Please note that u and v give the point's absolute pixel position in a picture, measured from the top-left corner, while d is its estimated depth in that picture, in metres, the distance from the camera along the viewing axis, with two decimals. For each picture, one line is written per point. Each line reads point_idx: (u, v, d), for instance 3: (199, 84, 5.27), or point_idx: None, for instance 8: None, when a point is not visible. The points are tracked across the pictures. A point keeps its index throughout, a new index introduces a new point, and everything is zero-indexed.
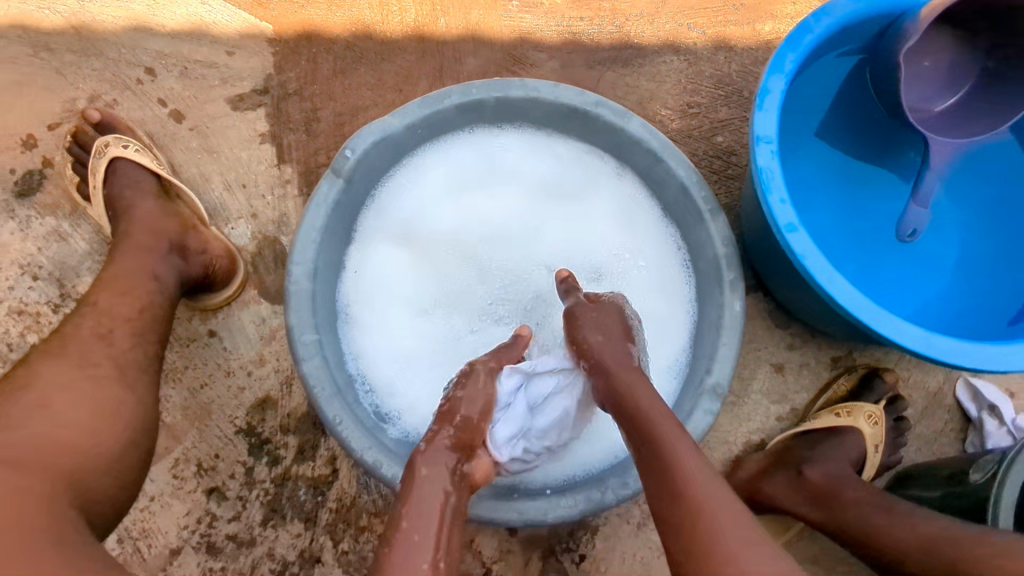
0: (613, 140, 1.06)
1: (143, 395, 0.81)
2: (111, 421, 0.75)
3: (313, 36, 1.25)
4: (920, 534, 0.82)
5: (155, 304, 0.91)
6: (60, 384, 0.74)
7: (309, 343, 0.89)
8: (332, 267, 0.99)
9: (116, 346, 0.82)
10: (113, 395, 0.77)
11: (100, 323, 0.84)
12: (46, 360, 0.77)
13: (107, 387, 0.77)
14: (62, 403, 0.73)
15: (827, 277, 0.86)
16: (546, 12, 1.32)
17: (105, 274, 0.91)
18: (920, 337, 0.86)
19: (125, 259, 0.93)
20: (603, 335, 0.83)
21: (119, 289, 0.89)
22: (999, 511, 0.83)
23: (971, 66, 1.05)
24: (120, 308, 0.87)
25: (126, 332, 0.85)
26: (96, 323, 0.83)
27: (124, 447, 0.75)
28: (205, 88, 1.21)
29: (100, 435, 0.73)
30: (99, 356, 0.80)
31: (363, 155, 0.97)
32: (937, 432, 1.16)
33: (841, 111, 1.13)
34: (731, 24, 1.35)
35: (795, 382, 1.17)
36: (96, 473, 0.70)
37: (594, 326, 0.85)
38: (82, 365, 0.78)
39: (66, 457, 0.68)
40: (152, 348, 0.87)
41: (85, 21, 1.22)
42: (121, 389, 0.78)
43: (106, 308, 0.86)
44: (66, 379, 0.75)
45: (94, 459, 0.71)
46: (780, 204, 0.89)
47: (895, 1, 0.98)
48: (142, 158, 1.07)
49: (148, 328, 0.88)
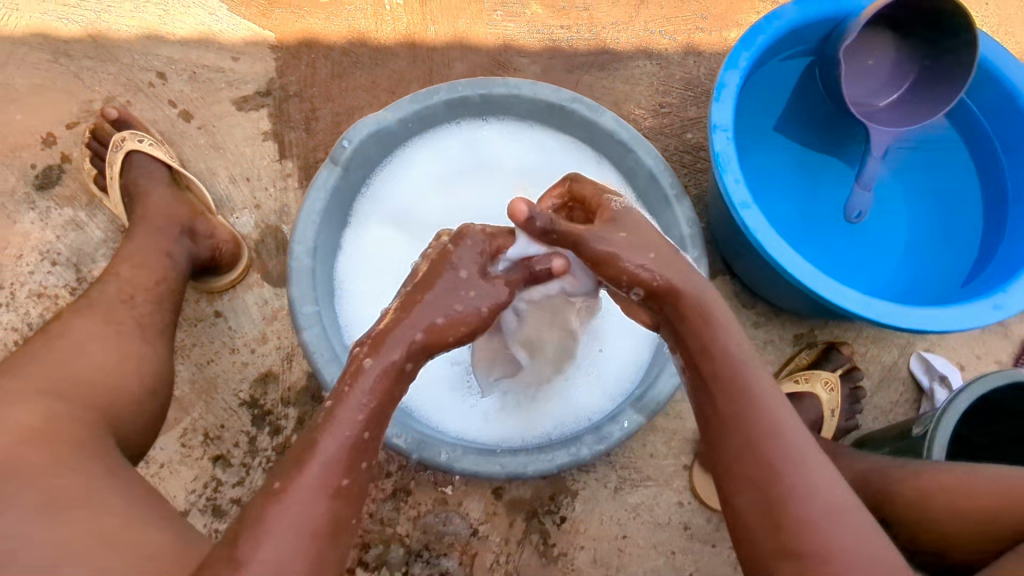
0: (588, 132, 1.16)
1: (163, 351, 0.92)
2: (136, 371, 0.85)
3: (312, 43, 1.36)
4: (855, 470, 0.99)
5: (170, 277, 1.01)
6: (94, 336, 0.85)
7: (309, 313, 0.98)
8: (330, 248, 1.08)
9: (137, 309, 0.93)
10: (137, 349, 0.88)
11: (123, 290, 0.94)
12: (76, 318, 0.88)
13: (132, 341, 0.89)
14: (93, 355, 0.83)
15: (776, 248, 0.96)
16: (528, 21, 1.43)
17: (124, 251, 1.01)
18: (861, 301, 0.95)
19: (141, 239, 1.04)
20: (652, 255, 0.75)
21: (136, 263, 0.99)
22: (932, 448, 0.93)
23: (909, 65, 1.16)
24: (139, 278, 0.97)
25: (146, 299, 0.96)
26: (119, 289, 0.94)
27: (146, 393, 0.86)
28: (212, 90, 1.31)
29: (127, 381, 0.83)
30: (123, 317, 0.91)
31: (359, 146, 1.07)
32: (893, 403, 1.25)
33: (797, 107, 1.24)
34: (700, 31, 1.47)
35: (760, 356, 1.26)
36: (122, 414, 0.81)
37: (636, 248, 0.75)
38: (109, 322, 0.89)
39: (97, 395, 0.79)
40: (168, 315, 0.98)
41: (102, 31, 1.32)
42: (143, 344, 0.89)
43: (128, 278, 0.97)
44: (95, 335, 0.86)
45: (122, 400, 0.81)
46: (735, 183, 0.99)
47: (835, 6, 1.10)
48: (156, 152, 1.16)
49: (164, 297, 0.99)
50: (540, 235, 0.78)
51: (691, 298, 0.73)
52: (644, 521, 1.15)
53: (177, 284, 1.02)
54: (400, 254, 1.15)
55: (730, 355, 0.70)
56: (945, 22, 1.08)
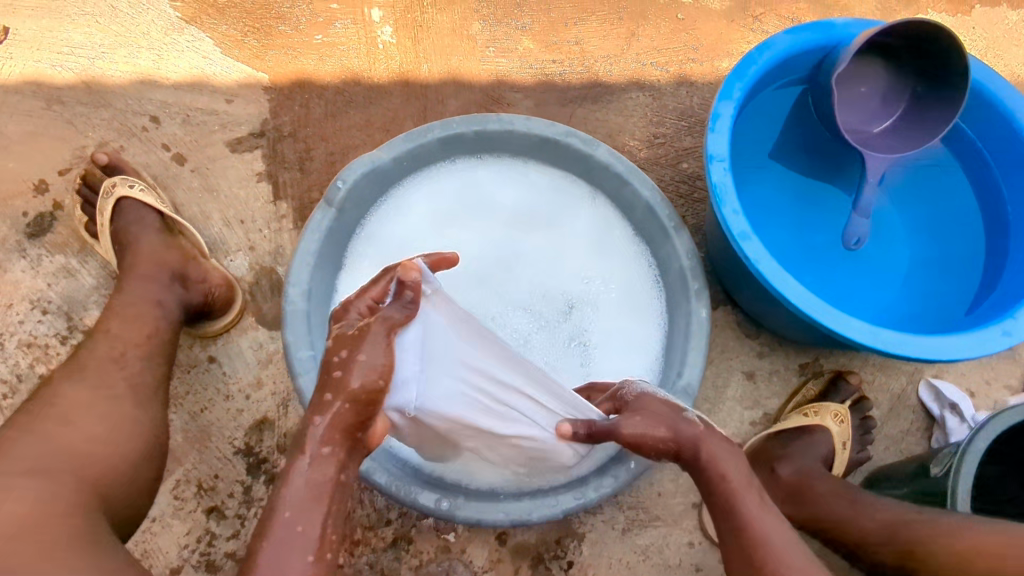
0: (583, 166, 1.16)
1: (155, 411, 0.90)
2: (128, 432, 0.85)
3: (306, 83, 1.36)
4: (881, 519, 0.96)
5: (161, 330, 1.00)
6: (83, 403, 0.84)
7: (304, 359, 0.96)
8: (325, 290, 1.06)
9: (128, 368, 0.92)
10: (130, 411, 0.87)
11: (114, 348, 0.93)
12: (66, 381, 0.87)
13: (124, 405, 0.87)
14: (79, 424, 0.82)
15: (780, 280, 0.94)
16: (521, 56, 1.44)
17: (115, 304, 1.01)
18: (867, 331, 0.93)
19: (132, 292, 1.03)
20: (665, 428, 0.81)
21: (128, 317, 0.99)
22: (956, 500, 0.91)
23: (902, 91, 1.15)
24: (130, 334, 0.96)
25: (137, 355, 0.95)
26: (110, 347, 0.93)
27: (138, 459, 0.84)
28: (206, 133, 1.31)
29: (119, 444, 0.83)
30: (115, 376, 0.90)
31: (353, 186, 1.06)
32: (904, 432, 1.23)
33: (790, 135, 1.23)
34: (691, 63, 1.49)
35: (766, 388, 1.24)
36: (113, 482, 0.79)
37: (651, 423, 0.82)
38: (99, 386, 0.88)
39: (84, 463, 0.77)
40: (160, 371, 0.96)
41: (96, 77, 1.32)
42: (135, 408, 0.88)
43: (118, 336, 0.95)
44: (87, 397, 0.85)
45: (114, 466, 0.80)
46: (734, 214, 0.97)
47: (825, 35, 1.11)
48: (147, 197, 1.15)
49: (157, 349, 0.98)
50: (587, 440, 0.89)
51: (695, 447, 0.80)
52: (654, 563, 1.11)
53: (170, 334, 1.01)
54: None
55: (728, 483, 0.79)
56: (936, 49, 1.08)
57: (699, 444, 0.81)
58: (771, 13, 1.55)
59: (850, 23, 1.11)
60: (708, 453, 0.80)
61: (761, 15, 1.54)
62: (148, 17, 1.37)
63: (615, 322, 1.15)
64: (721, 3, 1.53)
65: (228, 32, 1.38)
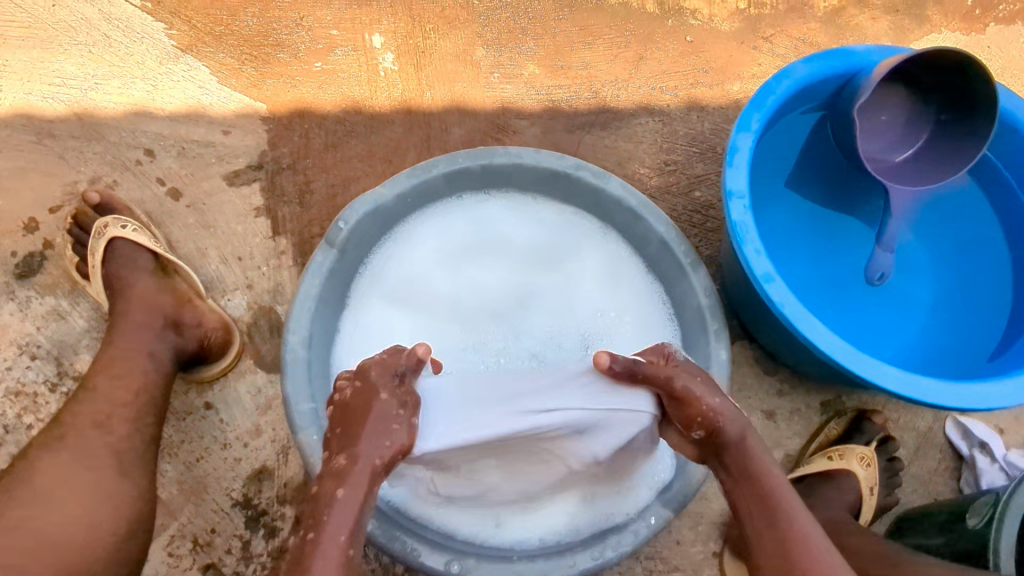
0: (593, 199, 1.11)
1: (141, 482, 0.88)
2: (109, 512, 0.83)
3: (305, 113, 1.32)
4: None
5: (150, 385, 0.96)
6: (62, 478, 0.82)
7: (305, 412, 0.91)
8: (326, 334, 1.01)
9: (114, 434, 0.89)
10: (112, 487, 0.84)
11: (99, 410, 0.90)
12: (45, 454, 0.84)
13: (108, 478, 0.85)
14: (59, 507, 0.80)
15: (806, 324, 0.90)
16: (526, 82, 1.40)
17: (103, 359, 0.97)
18: (899, 379, 0.88)
19: (121, 346, 0.99)
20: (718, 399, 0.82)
21: (115, 372, 0.95)
22: (1000, 559, 0.85)
23: (925, 121, 1.10)
24: (117, 392, 0.92)
25: (123, 417, 0.91)
26: (95, 410, 0.90)
27: (120, 539, 0.83)
28: (202, 166, 1.27)
29: (94, 523, 0.81)
30: (97, 446, 0.87)
31: (356, 226, 1.01)
32: (931, 473, 1.17)
33: (807, 164, 1.19)
34: (701, 86, 1.44)
35: (787, 428, 1.19)
36: None
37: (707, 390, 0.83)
38: (80, 458, 0.85)
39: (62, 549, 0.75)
40: (148, 432, 0.93)
41: (89, 108, 1.28)
42: (119, 481, 0.86)
43: (104, 395, 0.91)
44: (67, 475, 0.82)
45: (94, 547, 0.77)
46: (756, 255, 0.92)
47: (845, 62, 1.06)
48: (140, 237, 1.11)
49: (148, 409, 0.94)
50: (627, 377, 0.86)
51: (741, 438, 0.82)
52: None
53: (161, 391, 0.98)
54: (403, 336, 1.09)
55: (766, 477, 0.80)
56: (961, 78, 1.03)
57: (739, 437, 0.81)
58: (782, 33, 1.51)
59: (872, 49, 1.06)
60: (749, 448, 0.81)
61: (772, 36, 1.51)
62: (143, 46, 1.33)
63: None
64: (730, 24, 1.49)
65: (225, 61, 1.34)
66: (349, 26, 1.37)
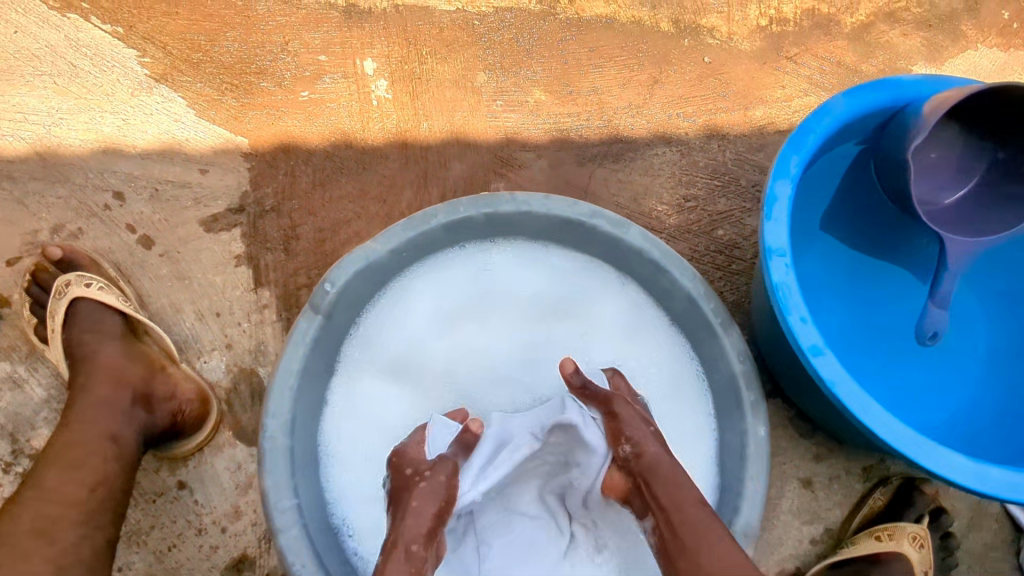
0: (610, 248, 0.99)
1: None
2: None
3: (290, 148, 1.20)
4: None
5: (109, 476, 0.87)
6: None
7: (286, 510, 0.81)
8: (311, 409, 0.91)
9: (57, 544, 0.79)
10: None
11: (43, 516, 0.80)
12: None
13: None
14: None
15: (861, 406, 0.79)
16: (531, 111, 1.27)
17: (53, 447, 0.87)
18: (971, 471, 0.79)
19: (77, 431, 0.88)
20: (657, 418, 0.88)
21: (69, 462, 0.85)
22: None
23: (978, 158, 0.99)
24: (68, 489, 0.83)
25: (73, 522, 0.82)
26: (38, 516, 0.80)
27: None
28: (177, 210, 1.15)
29: None
30: (35, 559, 0.77)
31: (344, 287, 0.89)
32: (987, 546, 1.06)
33: (845, 204, 1.07)
34: (722, 112, 1.31)
35: (826, 499, 1.08)
36: None
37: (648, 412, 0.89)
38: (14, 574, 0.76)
39: None
40: (101, 537, 0.84)
41: (52, 146, 1.17)
42: None
43: (50, 495, 0.82)
44: None
45: None
46: (803, 324, 0.81)
47: (894, 96, 0.94)
48: (106, 296, 1.02)
49: (103, 506, 0.85)
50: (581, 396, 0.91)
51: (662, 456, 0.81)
52: None
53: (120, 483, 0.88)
54: (399, 403, 0.99)
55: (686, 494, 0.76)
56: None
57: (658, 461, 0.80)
58: (806, 52, 1.36)
59: (922, 79, 0.94)
60: (675, 477, 0.78)
61: (796, 55, 1.35)
62: (113, 75, 1.21)
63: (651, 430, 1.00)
64: (751, 43, 1.34)
65: (203, 91, 1.21)
66: (338, 51, 1.24)
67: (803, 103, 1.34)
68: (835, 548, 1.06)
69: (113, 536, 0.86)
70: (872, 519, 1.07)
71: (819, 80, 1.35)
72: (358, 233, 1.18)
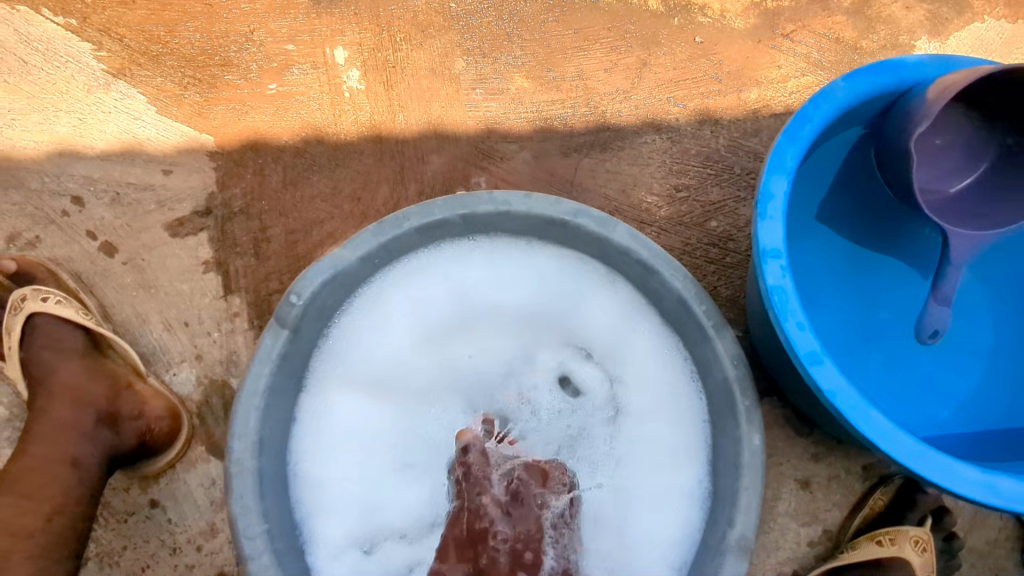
0: (596, 247, 0.92)
1: None
2: None
3: (258, 145, 1.13)
4: None
5: (69, 502, 0.84)
6: None
7: (257, 537, 0.76)
8: (281, 428, 0.86)
9: None
10: None
11: None
12: None
13: None
14: None
15: (862, 416, 0.74)
16: (513, 99, 1.20)
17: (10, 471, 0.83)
18: (981, 483, 0.73)
19: (35, 451, 0.85)
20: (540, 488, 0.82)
21: (24, 489, 0.81)
22: None
23: (984, 145, 0.93)
24: (24, 517, 0.80)
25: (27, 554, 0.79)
26: None
27: None
28: (140, 214, 1.09)
29: None
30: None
31: (311, 299, 0.84)
32: (992, 544, 1.03)
33: (844, 194, 1.01)
34: (714, 95, 1.23)
35: (825, 499, 1.04)
36: None
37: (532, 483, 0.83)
38: None
39: None
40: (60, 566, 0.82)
41: (5, 148, 1.11)
42: None
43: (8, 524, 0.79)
44: None
45: None
46: (800, 329, 0.76)
47: (898, 78, 0.87)
48: (64, 310, 0.97)
49: (63, 536, 0.83)
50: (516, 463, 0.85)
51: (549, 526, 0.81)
52: None
53: (82, 508, 0.86)
54: (371, 416, 0.93)
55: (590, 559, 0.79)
56: None
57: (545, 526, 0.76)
58: (803, 28, 1.27)
59: (926, 60, 0.87)
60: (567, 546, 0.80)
61: (792, 32, 1.26)
62: (67, 72, 1.13)
63: (635, 437, 0.94)
64: (745, 21, 1.26)
65: (164, 86, 1.14)
66: (307, 40, 1.17)
67: (800, 84, 1.25)
68: (834, 551, 1.02)
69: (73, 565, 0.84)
70: (872, 518, 1.03)
71: (816, 58, 1.26)
72: (333, 234, 1.12)
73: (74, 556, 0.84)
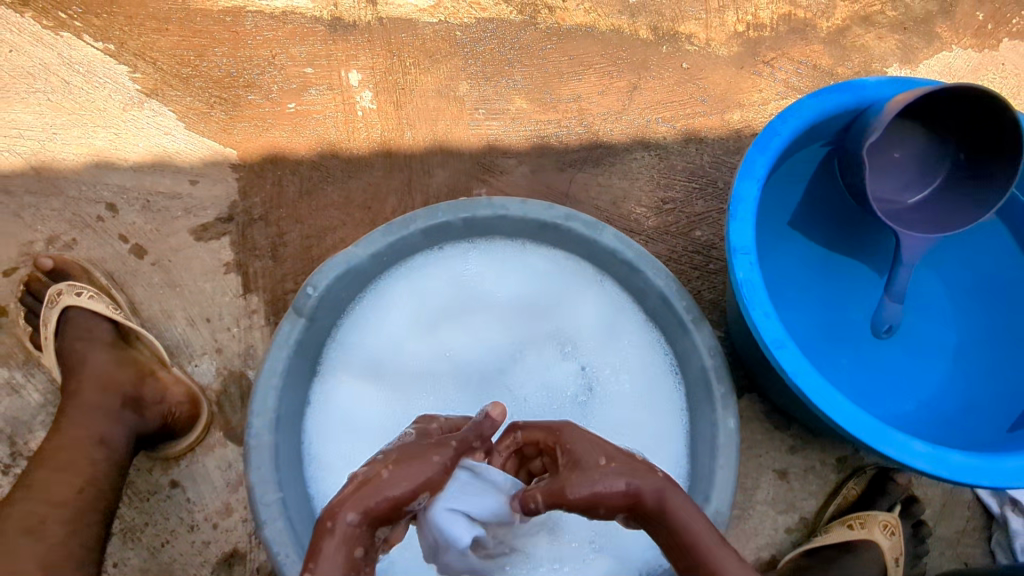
0: (585, 249, 1.01)
1: None
2: None
3: (278, 158, 1.23)
4: None
5: (98, 478, 0.93)
6: None
7: (271, 503, 0.85)
8: (293, 409, 0.94)
9: (47, 539, 0.86)
10: None
11: (34, 512, 0.87)
12: None
13: None
14: None
15: (822, 393, 0.81)
16: (512, 118, 1.29)
17: (49, 446, 0.93)
18: (931, 458, 0.81)
19: (69, 432, 0.95)
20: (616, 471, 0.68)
21: (60, 464, 0.91)
22: None
23: (941, 157, 1.02)
24: (59, 488, 0.89)
25: (60, 519, 0.88)
26: (32, 510, 0.87)
27: None
28: (168, 220, 1.19)
29: None
30: (25, 553, 0.84)
31: (325, 291, 0.93)
32: (959, 533, 1.09)
33: (813, 205, 1.10)
34: (699, 116, 1.32)
35: (801, 488, 1.10)
36: None
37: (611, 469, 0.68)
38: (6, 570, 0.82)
39: None
40: (90, 532, 0.90)
41: (46, 159, 1.21)
42: None
43: (44, 495, 0.88)
44: None
45: None
46: (767, 319, 0.84)
47: (856, 95, 0.97)
48: (96, 305, 1.06)
49: (92, 506, 0.92)
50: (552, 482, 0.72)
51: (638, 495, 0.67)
52: None
53: (110, 480, 0.95)
54: (376, 401, 1.01)
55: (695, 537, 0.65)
56: (987, 118, 0.94)
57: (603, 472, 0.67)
58: (783, 56, 1.35)
59: (883, 81, 0.97)
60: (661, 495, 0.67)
61: (773, 59, 1.34)
62: (106, 91, 1.24)
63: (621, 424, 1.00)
64: (728, 48, 1.34)
65: (193, 105, 1.24)
66: (324, 63, 1.27)
67: (780, 106, 1.34)
68: (810, 536, 1.08)
69: (102, 534, 0.92)
70: (845, 507, 1.10)
71: (795, 84, 1.34)
72: (344, 239, 1.21)
73: (103, 524, 0.93)
